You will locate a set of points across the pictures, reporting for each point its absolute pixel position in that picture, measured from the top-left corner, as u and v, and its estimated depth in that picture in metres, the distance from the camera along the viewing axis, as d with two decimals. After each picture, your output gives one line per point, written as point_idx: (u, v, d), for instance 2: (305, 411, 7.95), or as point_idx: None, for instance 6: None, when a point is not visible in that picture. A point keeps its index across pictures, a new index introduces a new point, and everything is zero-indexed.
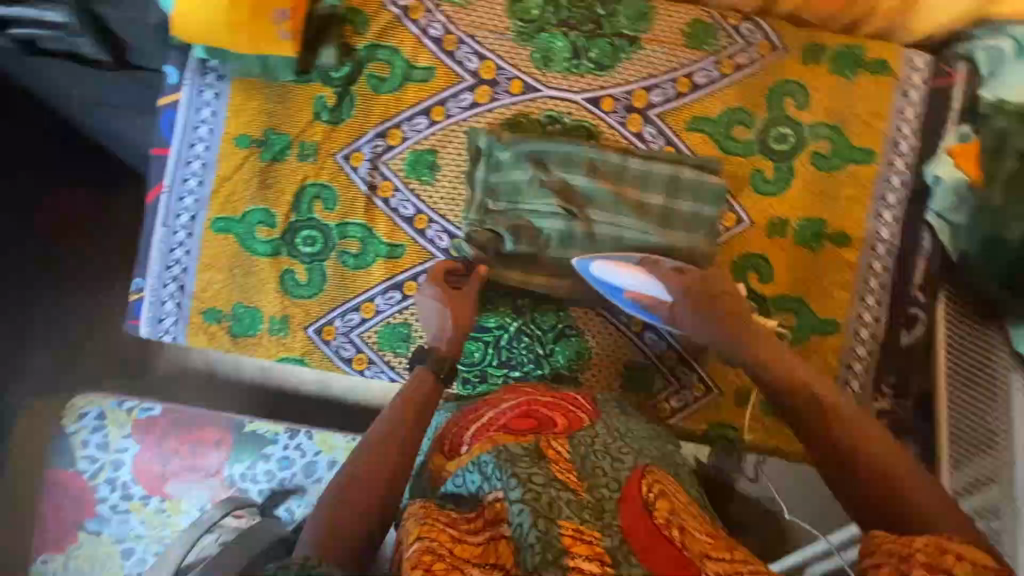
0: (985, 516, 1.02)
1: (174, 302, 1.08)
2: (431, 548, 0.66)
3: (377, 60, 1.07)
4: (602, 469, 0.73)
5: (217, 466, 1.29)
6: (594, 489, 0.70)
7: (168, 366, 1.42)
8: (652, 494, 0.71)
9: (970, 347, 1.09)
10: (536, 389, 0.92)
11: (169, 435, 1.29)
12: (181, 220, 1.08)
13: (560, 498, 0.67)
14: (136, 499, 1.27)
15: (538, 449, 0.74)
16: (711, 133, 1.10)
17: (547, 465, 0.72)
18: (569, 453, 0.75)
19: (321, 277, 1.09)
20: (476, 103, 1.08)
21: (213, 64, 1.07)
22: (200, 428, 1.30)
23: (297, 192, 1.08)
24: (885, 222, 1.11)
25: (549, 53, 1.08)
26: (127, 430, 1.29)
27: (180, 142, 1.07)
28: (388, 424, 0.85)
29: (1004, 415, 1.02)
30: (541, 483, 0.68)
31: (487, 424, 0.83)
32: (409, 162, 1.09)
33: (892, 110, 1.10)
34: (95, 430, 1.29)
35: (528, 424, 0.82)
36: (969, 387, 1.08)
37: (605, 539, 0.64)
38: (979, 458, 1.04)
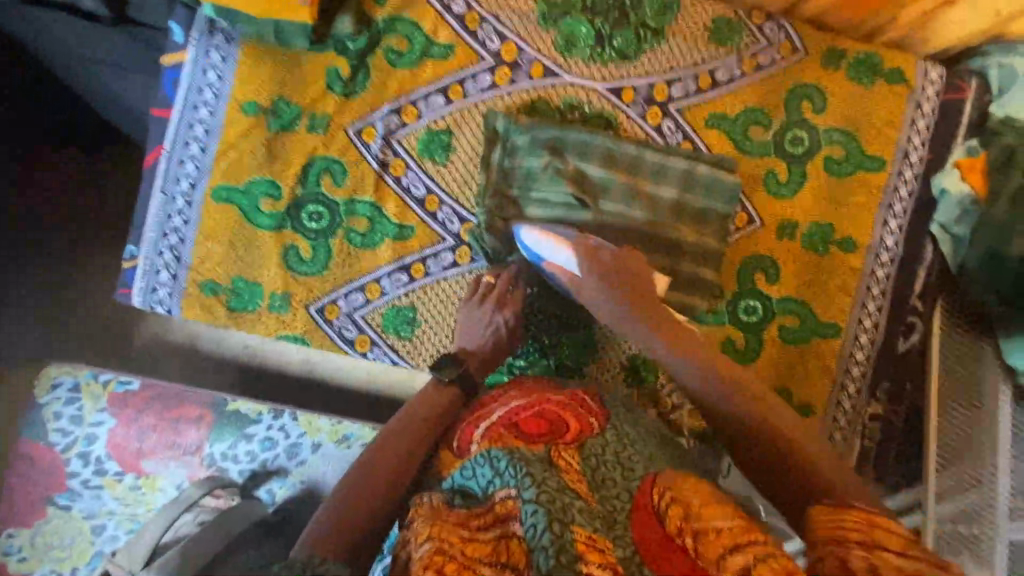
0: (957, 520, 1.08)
1: (169, 273, 1.04)
2: (441, 549, 0.64)
3: (395, 33, 1.04)
4: (612, 481, 0.73)
5: (197, 444, 1.25)
6: (606, 500, 0.70)
7: (152, 338, 1.36)
8: (664, 500, 0.70)
9: (960, 357, 1.11)
10: (543, 385, 0.92)
11: (148, 411, 1.25)
12: (181, 186, 1.03)
13: (572, 504, 0.66)
14: (110, 475, 1.23)
15: (549, 457, 0.75)
16: (728, 132, 1.10)
17: (558, 472, 0.72)
18: (580, 465, 0.75)
19: (325, 255, 1.05)
20: (495, 85, 1.06)
21: (223, 25, 1.02)
22: (184, 404, 1.26)
23: (306, 165, 1.05)
24: (890, 230, 1.14)
25: (572, 39, 1.06)
26: (102, 404, 1.25)
27: (182, 104, 1.02)
28: (404, 422, 0.87)
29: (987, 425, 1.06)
30: (556, 488, 0.68)
31: (499, 421, 0.83)
32: (422, 142, 1.06)
33: (904, 120, 1.12)
34: (68, 402, 1.24)
35: (538, 427, 0.82)
36: (956, 396, 1.10)
37: (616, 549, 0.63)
38: (959, 465, 1.09)
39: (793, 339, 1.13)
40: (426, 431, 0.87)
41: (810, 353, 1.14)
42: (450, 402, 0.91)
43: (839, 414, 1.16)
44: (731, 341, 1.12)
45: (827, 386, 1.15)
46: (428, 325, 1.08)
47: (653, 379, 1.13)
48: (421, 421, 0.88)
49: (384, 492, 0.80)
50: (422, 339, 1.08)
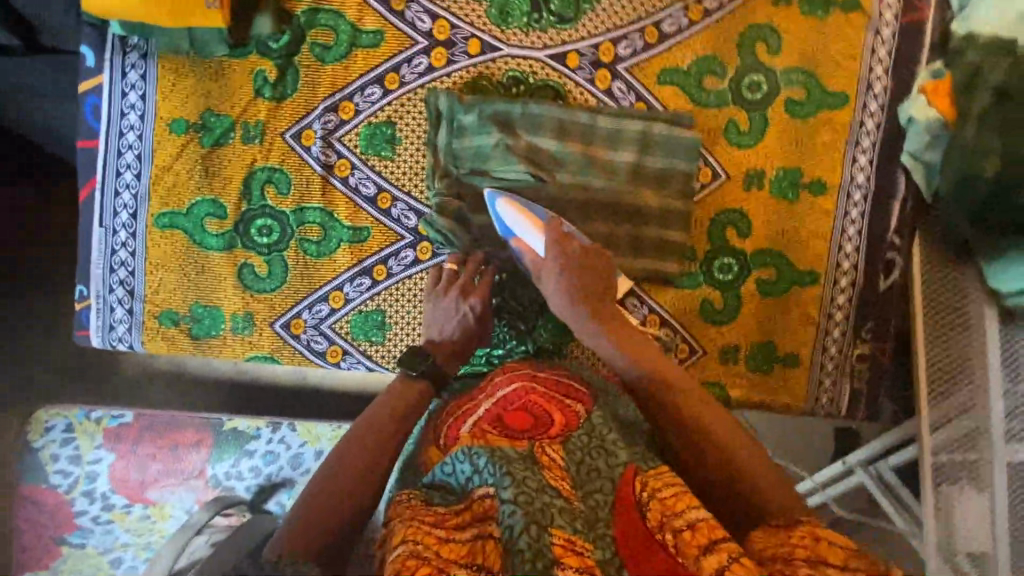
0: (961, 446, 1.09)
1: (125, 308, 1.01)
2: (417, 552, 0.64)
3: (319, 26, 0.98)
4: (597, 470, 0.72)
5: (200, 466, 1.24)
6: (587, 498, 0.69)
7: (135, 370, 1.33)
8: (646, 493, 0.70)
9: (945, 280, 1.11)
10: (532, 370, 0.89)
11: (145, 439, 1.24)
12: (121, 218, 0.99)
13: (552, 505, 0.65)
14: (118, 508, 1.21)
15: (533, 454, 0.72)
16: (682, 85, 1.04)
17: (540, 471, 0.70)
18: (564, 460, 0.74)
19: (282, 269, 1.02)
20: (432, 67, 1.00)
21: (136, 41, 0.96)
22: (178, 430, 1.25)
23: (247, 179, 1.00)
24: (860, 167, 1.10)
25: (507, 8, 1.00)
26: (98, 441, 1.23)
27: (107, 131, 0.97)
28: (376, 414, 0.85)
29: (981, 344, 1.07)
30: (534, 488, 0.67)
31: (483, 416, 0.81)
32: (364, 137, 1.01)
33: (864, 49, 1.07)
34: (64, 443, 1.23)
35: (523, 421, 0.79)
36: (945, 320, 1.10)
37: (596, 552, 0.63)
38: (956, 390, 1.09)
39: (770, 292, 1.11)
40: (402, 421, 0.86)
41: (790, 303, 1.11)
42: (422, 393, 0.90)
43: (826, 361, 1.13)
44: (708, 302, 1.10)
45: (811, 334, 1.13)
46: (399, 326, 1.05)
47: None
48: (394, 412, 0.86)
49: (362, 483, 0.77)
50: (394, 341, 1.05)
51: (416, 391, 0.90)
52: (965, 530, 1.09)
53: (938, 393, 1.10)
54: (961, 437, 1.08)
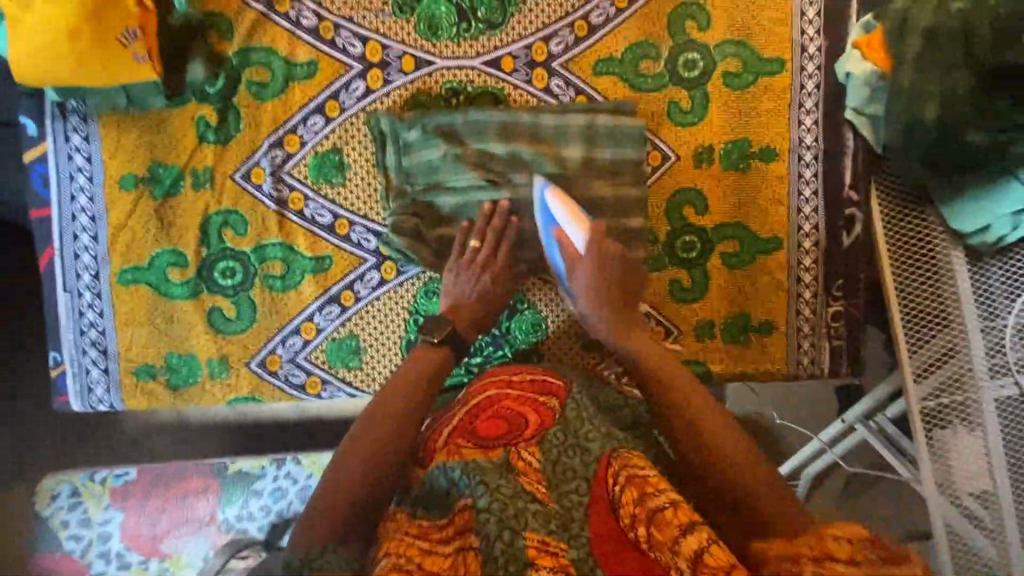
0: (949, 391, 1.09)
1: (100, 368, 1.01)
2: (399, 564, 0.67)
3: (252, 65, 0.99)
4: (573, 470, 0.74)
5: (209, 513, 1.23)
6: (563, 497, 0.72)
7: (134, 426, 1.29)
8: (619, 485, 0.73)
9: (907, 228, 1.11)
10: (507, 371, 0.91)
11: (151, 494, 1.23)
12: (84, 280, 1.00)
13: (526, 509, 0.68)
14: (135, 566, 1.21)
15: (508, 462, 0.75)
16: (619, 74, 1.05)
17: (515, 477, 0.73)
18: (540, 461, 0.76)
19: (250, 309, 1.03)
20: (370, 90, 1.01)
21: (74, 105, 0.97)
22: (184, 479, 1.24)
23: (203, 224, 1.01)
24: (807, 128, 1.11)
25: (435, 21, 1.00)
26: (106, 502, 1.22)
27: (59, 197, 0.98)
28: (373, 416, 0.83)
29: (950, 285, 1.09)
30: (509, 495, 0.69)
31: (459, 425, 0.83)
32: (313, 167, 1.02)
33: (794, 13, 1.08)
34: (72, 508, 1.21)
35: (497, 430, 0.81)
36: (914, 268, 1.10)
37: (570, 551, 0.66)
38: (935, 337, 1.10)
39: (737, 264, 1.12)
40: (404, 418, 0.84)
41: (757, 271, 1.12)
42: (417, 397, 0.86)
43: (801, 323, 1.14)
44: (676, 282, 1.11)
45: (782, 299, 1.13)
46: (374, 349, 1.06)
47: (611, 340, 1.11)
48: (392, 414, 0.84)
49: (366, 487, 0.77)
50: (372, 364, 1.06)
51: (414, 387, 0.87)
52: (962, 471, 1.10)
53: (919, 343, 1.10)
54: (949, 382, 1.09)
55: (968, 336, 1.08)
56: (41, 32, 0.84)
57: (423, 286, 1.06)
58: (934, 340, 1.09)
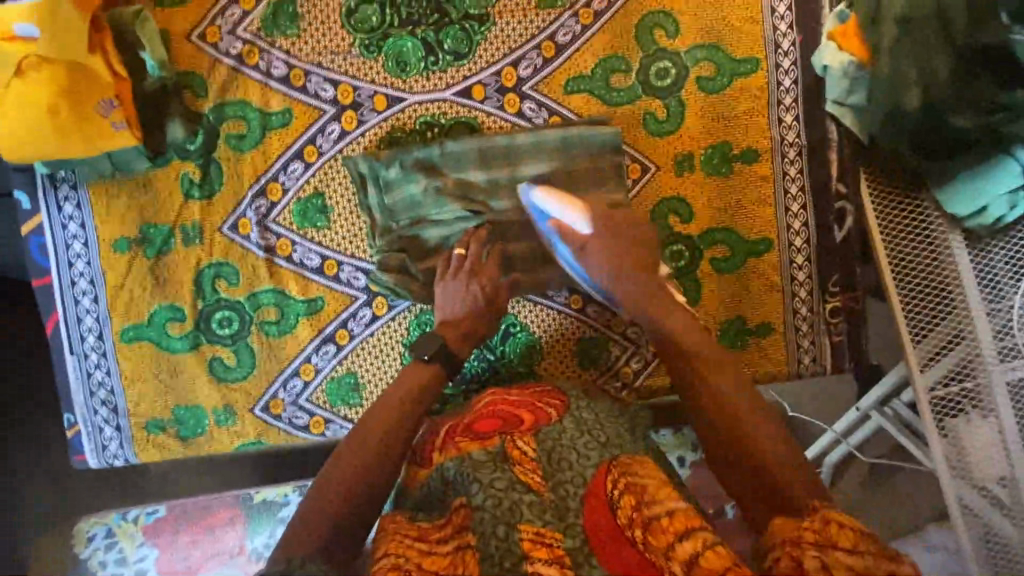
0: (958, 379, 1.07)
1: (112, 426, 1.04)
2: (397, 563, 0.70)
3: (229, 119, 1.00)
4: (568, 462, 0.79)
5: (239, 543, 1.20)
6: (558, 488, 0.77)
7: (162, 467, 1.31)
8: (617, 490, 0.77)
9: (902, 218, 1.09)
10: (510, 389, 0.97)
11: (182, 527, 1.20)
12: (89, 342, 1.03)
13: (521, 500, 0.75)
14: None
15: (503, 451, 0.82)
16: (591, 91, 1.05)
17: (511, 469, 0.79)
18: (535, 451, 0.82)
19: (250, 356, 1.05)
20: (345, 132, 1.02)
21: (63, 174, 1.00)
22: (211, 511, 1.21)
23: (197, 279, 1.03)
24: (788, 126, 1.09)
25: (402, 58, 1.01)
26: (140, 539, 1.19)
27: (58, 265, 1.02)
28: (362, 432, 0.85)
29: (953, 273, 1.06)
30: (503, 489, 0.76)
31: (456, 427, 0.89)
32: (298, 213, 1.04)
33: (764, 10, 1.06)
34: (108, 548, 1.18)
35: (494, 425, 0.87)
36: (912, 258, 1.08)
37: (565, 540, 0.72)
38: (939, 325, 1.07)
39: (730, 268, 1.11)
40: (392, 433, 0.85)
41: (749, 274, 1.11)
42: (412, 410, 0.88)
43: (800, 322, 1.12)
44: None
45: (778, 299, 1.12)
46: (373, 385, 1.08)
47: (608, 354, 1.11)
48: (380, 428, 0.85)
49: (353, 494, 0.79)
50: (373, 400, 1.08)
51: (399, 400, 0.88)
52: (973, 456, 1.07)
53: (922, 332, 1.08)
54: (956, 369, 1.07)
55: (974, 323, 1.04)
56: (27, 111, 0.88)
57: (415, 319, 1.07)
58: (936, 328, 1.06)
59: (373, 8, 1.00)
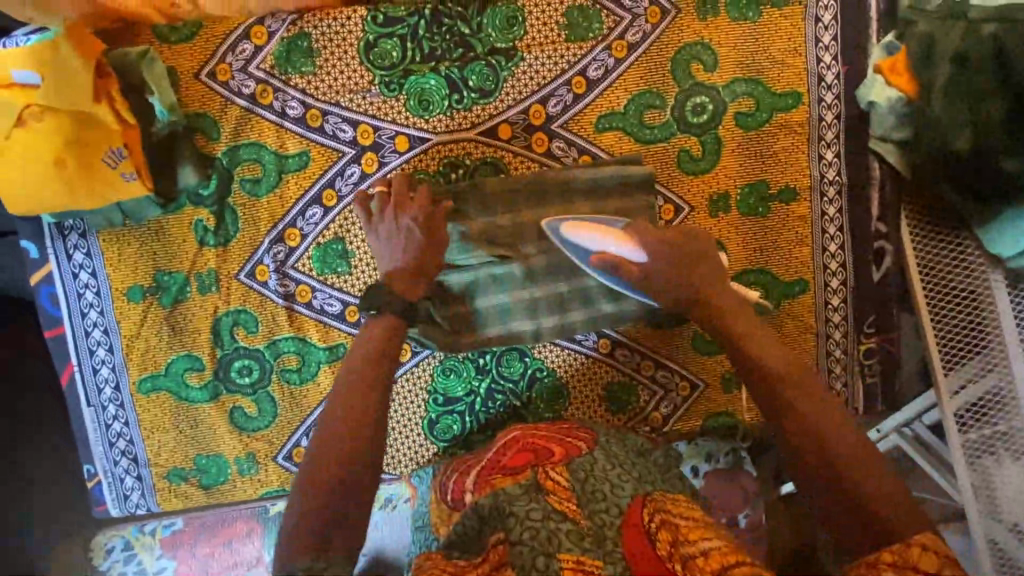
0: (990, 423, 1.01)
1: (133, 476, 1.03)
2: None
3: (243, 162, 0.95)
4: (602, 493, 0.75)
5: (255, 554, 1.08)
6: (595, 516, 0.71)
7: None
8: (654, 523, 0.72)
9: (939, 251, 1.04)
10: (536, 425, 0.98)
11: (201, 538, 1.09)
12: (106, 393, 1.00)
13: (559, 529, 0.69)
14: None
15: (537, 482, 0.77)
16: (623, 128, 0.99)
17: (545, 497, 0.74)
18: (569, 480, 0.77)
19: (272, 404, 1.02)
20: (366, 174, 0.97)
21: (71, 222, 0.96)
22: (226, 523, 1.09)
23: (214, 327, 1.00)
24: (828, 163, 1.04)
25: (425, 96, 0.96)
26: (158, 551, 1.08)
27: (70, 314, 0.98)
28: (334, 412, 0.74)
29: (992, 312, 1.00)
30: (539, 519, 0.70)
31: (488, 466, 0.88)
32: (317, 259, 0.99)
33: (807, 41, 1.00)
34: (128, 562, 1.08)
35: (526, 458, 0.85)
36: (949, 296, 1.02)
37: (606, 568, 0.66)
38: (975, 364, 1.01)
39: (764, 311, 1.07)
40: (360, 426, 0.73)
41: (783, 316, 1.07)
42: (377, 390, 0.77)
43: (833, 364, 1.10)
44: (699, 335, 1.08)
45: (811, 342, 1.09)
46: (397, 431, 1.07)
47: (636, 400, 1.08)
48: (352, 405, 0.75)
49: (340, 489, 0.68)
50: (397, 447, 1.07)
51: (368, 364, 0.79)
52: (1005, 500, 1.01)
53: (955, 371, 1.02)
54: (991, 413, 1.00)
55: (1010, 364, 0.98)
56: (35, 164, 0.84)
57: (439, 365, 1.06)
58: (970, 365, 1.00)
59: (394, 42, 0.94)
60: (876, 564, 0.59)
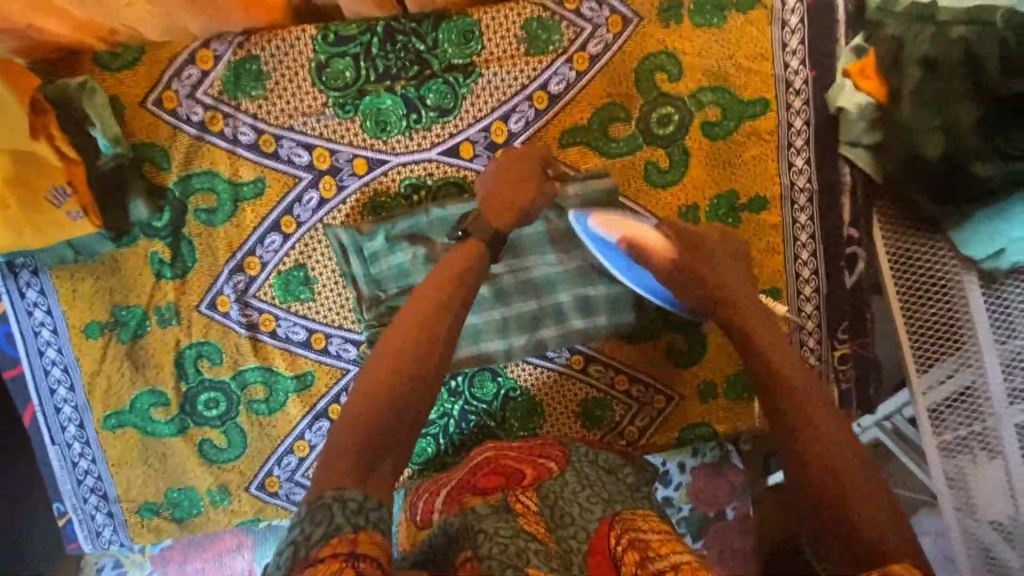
0: (968, 423, 0.98)
1: (104, 513, 1.02)
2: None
3: (197, 191, 0.93)
4: (570, 517, 0.74)
5: (247, 568, 1.07)
6: (562, 540, 0.70)
7: None
8: (621, 545, 0.69)
9: (912, 252, 1.01)
10: (509, 443, 0.96)
11: (191, 553, 1.06)
12: (70, 431, 0.98)
13: (528, 547, 0.65)
14: None
15: (507, 504, 0.74)
16: (588, 142, 0.97)
17: (516, 518, 0.71)
18: (538, 505, 0.76)
19: (241, 435, 1.00)
20: (324, 199, 0.95)
21: (22, 260, 0.93)
22: (215, 537, 1.07)
23: (178, 360, 0.97)
24: (798, 169, 1.02)
25: (382, 116, 0.93)
26: (148, 569, 1.06)
27: (28, 353, 0.96)
28: (380, 354, 0.68)
29: (966, 314, 0.97)
30: (509, 536, 0.66)
31: (457, 488, 0.85)
32: (279, 287, 0.97)
33: (774, 45, 0.97)
34: None
35: (496, 481, 0.83)
36: (924, 297, 0.99)
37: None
38: (950, 365, 0.98)
39: None
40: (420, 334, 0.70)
41: None
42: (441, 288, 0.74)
43: None
44: (673, 348, 1.06)
45: None
46: None
47: (612, 414, 1.07)
48: (406, 340, 0.69)
49: (373, 430, 0.63)
50: None
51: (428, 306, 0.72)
52: (983, 502, 0.98)
53: (931, 373, 0.99)
54: (969, 414, 0.97)
55: (985, 364, 0.96)
56: None
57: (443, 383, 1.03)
58: (945, 366, 0.97)
59: (347, 62, 0.91)
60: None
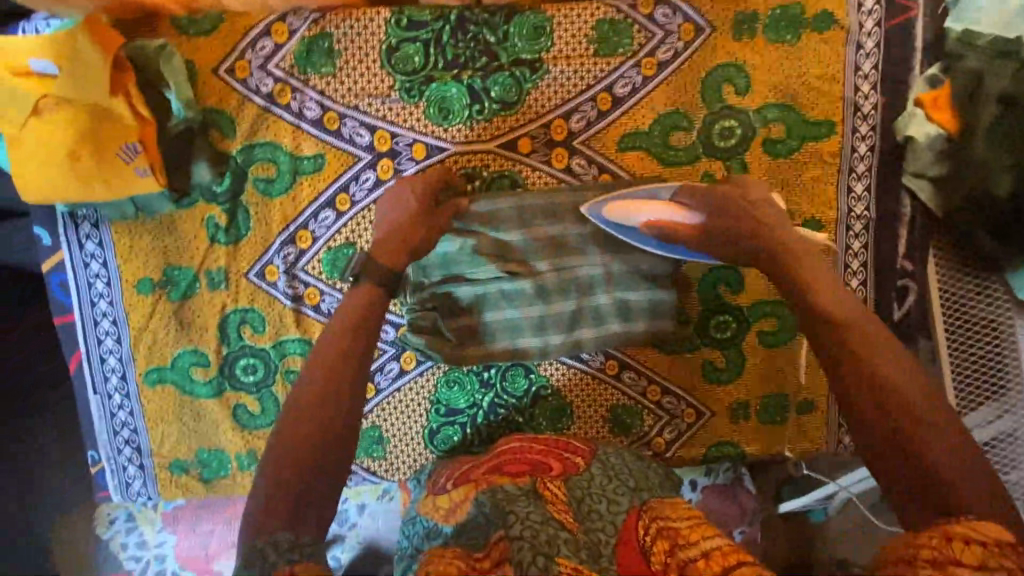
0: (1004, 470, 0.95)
1: (135, 465, 1.04)
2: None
3: (259, 161, 0.94)
4: (598, 513, 0.73)
5: None
6: (590, 532, 0.69)
7: None
8: (649, 536, 0.68)
9: (963, 291, 0.98)
10: (524, 438, 0.93)
11: (202, 517, 1.10)
12: (112, 382, 1.01)
13: (558, 538, 0.65)
14: None
15: (535, 489, 0.75)
16: (648, 149, 0.96)
17: (544, 504, 0.72)
18: (565, 496, 0.76)
19: (274, 405, 1.01)
20: (381, 181, 0.96)
21: (84, 212, 0.96)
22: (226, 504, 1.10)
23: (221, 324, 0.99)
24: (857, 196, 0.99)
25: (445, 104, 0.94)
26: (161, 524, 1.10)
27: (80, 303, 0.99)
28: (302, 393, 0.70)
29: (1015, 359, 0.93)
30: (539, 522, 0.67)
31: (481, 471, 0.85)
32: (327, 262, 0.98)
33: (846, 67, 0.96)
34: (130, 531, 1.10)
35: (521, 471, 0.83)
36: (971, 338, 0.97)
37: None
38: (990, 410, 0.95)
39: (775, 343, 1.04)
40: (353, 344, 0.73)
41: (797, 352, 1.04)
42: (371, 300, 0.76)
43: None
44: (709, 364, 1.05)
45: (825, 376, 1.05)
46: (397, 439, 1.07)
47: (641, 424, 1.07)
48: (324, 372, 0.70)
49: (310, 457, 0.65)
50: (395, 454, 1.08)
51: (340, 340, 0.73)
52: None
53: (971, 416, 0.96)
54: (1006, 460, 0.95)
55: None
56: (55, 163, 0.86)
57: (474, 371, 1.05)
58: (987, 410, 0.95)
59: (417, 46, 0.92)
60: (913, 561, 0.50)
